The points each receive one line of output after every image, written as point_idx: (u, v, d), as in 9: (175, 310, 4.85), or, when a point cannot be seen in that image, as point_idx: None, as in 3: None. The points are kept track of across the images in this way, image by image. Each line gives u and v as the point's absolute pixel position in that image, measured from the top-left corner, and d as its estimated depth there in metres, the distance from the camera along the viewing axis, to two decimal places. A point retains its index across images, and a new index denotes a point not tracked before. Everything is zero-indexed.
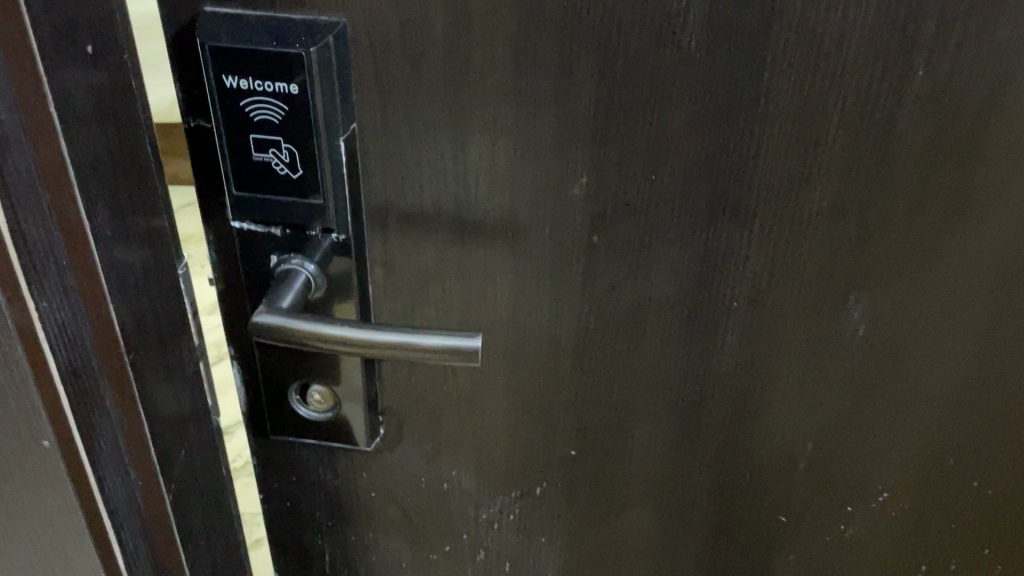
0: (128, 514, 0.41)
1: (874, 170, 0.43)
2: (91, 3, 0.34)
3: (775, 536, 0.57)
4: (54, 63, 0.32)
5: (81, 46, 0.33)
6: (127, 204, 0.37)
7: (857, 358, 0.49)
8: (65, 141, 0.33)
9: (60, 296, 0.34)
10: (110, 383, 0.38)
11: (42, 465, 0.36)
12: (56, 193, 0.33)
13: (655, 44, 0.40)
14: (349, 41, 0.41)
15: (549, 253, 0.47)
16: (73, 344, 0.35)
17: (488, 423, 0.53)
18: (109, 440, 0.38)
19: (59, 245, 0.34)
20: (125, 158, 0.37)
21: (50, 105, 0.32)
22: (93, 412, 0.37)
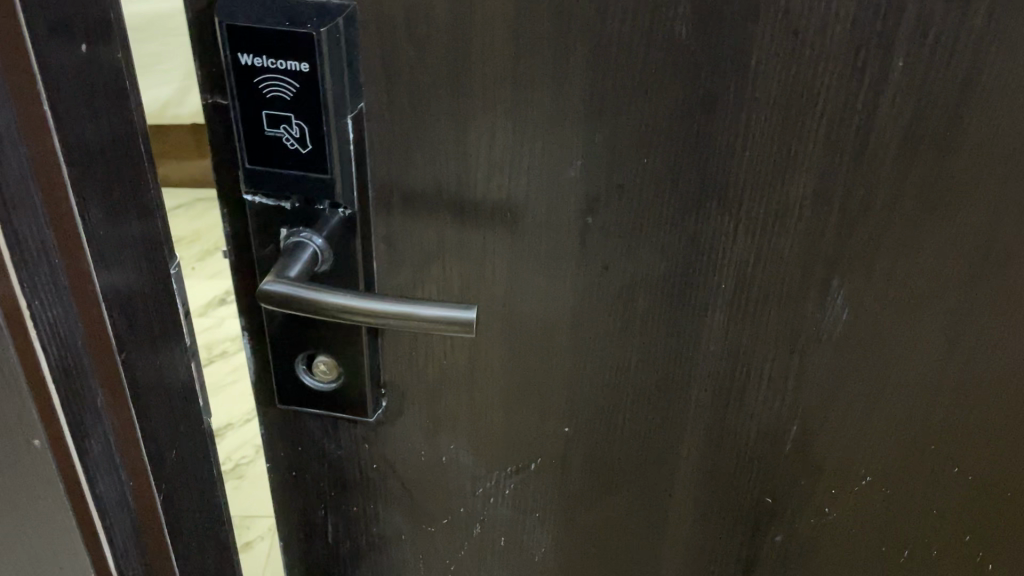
0: (113, 501, 0.43)
1: (855, 160, 0.45)
2: (85, 10, 0.36)
3: (760, 516, 0.59)
4: (47, 61, 0.34)
5: (76, 45, 0.36)
6: (117, 198, 0.40)
7: (839, 343, 0.51)
8: (57, 137, 0.35)
9: (52, 294, 0.37)
10: (101, 382, 0.40)
11: (34, 464, 0.39)
12: (48, 186, 0.36)
13: (646, 33, 0.42)
14: (358, 23, 0.43)
15: (543, 236, 0.49)
16: (64, 344, 0.38)
17: (485, 398, 0.56)
18: (98, 432, 0.41)
19: (50, 246, 0.36)
20: (116, 155, 0.40)
21: (43, 105, 0.35)
22: (83, 410, 0.40)
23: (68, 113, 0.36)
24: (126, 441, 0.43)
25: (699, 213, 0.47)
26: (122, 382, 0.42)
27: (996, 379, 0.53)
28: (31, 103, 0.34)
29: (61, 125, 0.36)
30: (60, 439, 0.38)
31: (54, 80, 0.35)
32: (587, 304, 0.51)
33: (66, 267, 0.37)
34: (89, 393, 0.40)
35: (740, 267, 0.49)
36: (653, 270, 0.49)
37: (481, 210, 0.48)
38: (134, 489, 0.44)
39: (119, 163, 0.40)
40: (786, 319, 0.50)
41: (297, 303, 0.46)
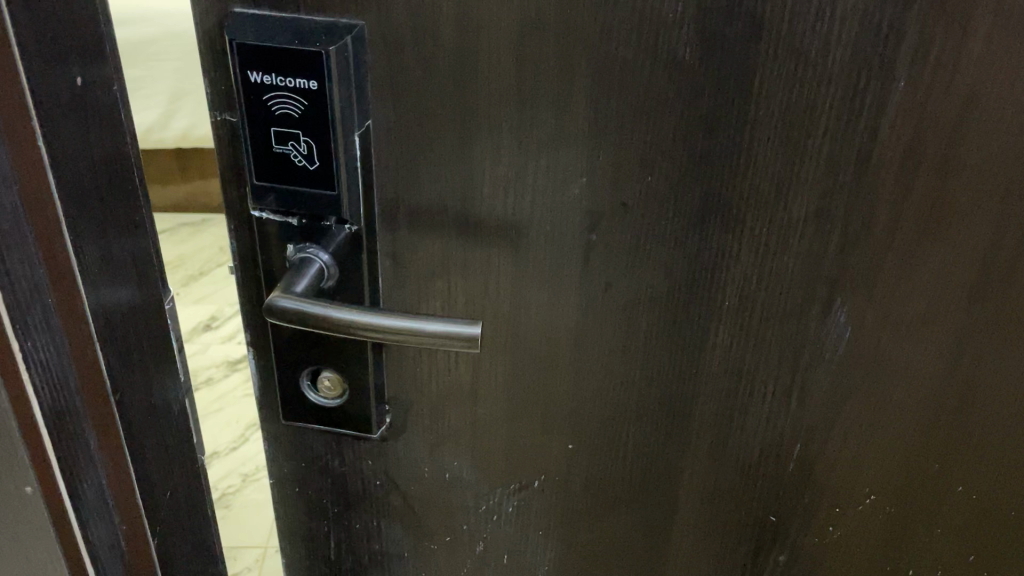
0: (109, 560, 0.39)
1: (857, 178, 0.45)
2: (84, 35, 0.34)
3: (763, 535, 0.59)
4: (45, 94, 0.32)
5: (71, 78, 0.33)
6: (114, 238, 0.37)
7: (840, 361, 0.51)
8: (52, 173, 0.33)
9: (45, 336, 0.34)
10: (93, 427, 0.37)
11: (24, 511, 0.35)
12: (41, 223, 0.33)
13: (650, 52, 0.42)
14: (366, 42, 0.44)
15: (547, 253, 0.49)
16: (54, 388, 0.35)
17: (488, 414, 0.56)
18: (93, 487, 0.37)
19: (43, 285, 0.33)
20: (114, 192, 0.37)
21: (38, 138, 0.32)
22: (76, 457, 0.36)
23: (72, 142, 0.34)
24: (123, 493, 0.40)
25: (702, 230, 0.47)
26: (119, 429, 0.39)
27: (998, 400, 0.53)
28: (23, 137, 0.31)
29: (56, 161, 0.33)
30: (54, 492, 0.35)
31: (55, 112, 0.32)
32: (591, 320, 0.51)
33: (60, 307, 0.34)
34: (83, 442, 0.37)
35: (741, 285, 0.49)
36: (655, 286, 0.50)
37: (486, 226, 0.49)
38: (132, 545, 0.41)
39: (120, 201, 0.37)
40: (787, 337, 0.51)
41: (304, 318, 0.46)
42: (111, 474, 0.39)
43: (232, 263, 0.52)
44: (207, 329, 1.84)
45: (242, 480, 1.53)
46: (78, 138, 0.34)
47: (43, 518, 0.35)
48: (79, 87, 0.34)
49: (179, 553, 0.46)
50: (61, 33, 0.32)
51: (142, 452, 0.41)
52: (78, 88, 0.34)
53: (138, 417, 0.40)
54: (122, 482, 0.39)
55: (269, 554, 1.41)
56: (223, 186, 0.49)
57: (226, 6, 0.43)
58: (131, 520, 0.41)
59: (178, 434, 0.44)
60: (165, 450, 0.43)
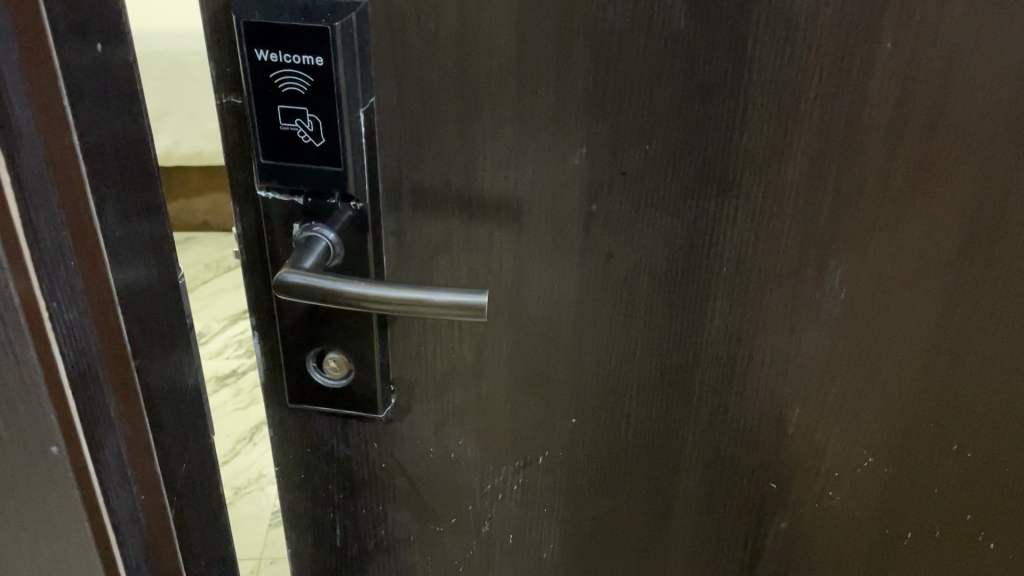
0: (129, 530, 0.40)
1: (846, 141, 0.47)
2: (106, 5, 0.35)
3: (765, 501, 0.61)
4: (70, 57, 0.33)
5: (92, 44, 0.34)
6: (133, 206, 0.38)
7: (836, 323, 0.53)
8: (76, 136, 0.33)
9: (69, 298, 0.34)
10: (113, 394, 0.37)
11: (50, 474, 0.35)
12: (66, 187, 0.33)
13: (646, 22, 0.44)
14: (369, 19, 0.45)
15: (548, 226, 0.50)
16: (78, 351, 0.35)
17: (493, 391, 0.57)
18: (114, 453, 0.38)
19: (67, 248, 0.34)
20: (132, 162, 0.37)
21: (64, 99, 0.33)
22: (98, 422, 0.37)
23: (94, 108, 0.34)
24: (141, 463, 0.40)
25: (700, 198, 0.49)
26: (136, 395, 0.39)
27: (987, 358, 0.55)
28: (51, 98, 0.32)
29: (80, 124, 0.34)
30: (80, 453, 0.36)
31: (78, 76, 0.33)
32: (593, 293, 0.52)
33: (83, 271, 0.35)
34: (104, 408, 0.37)
35: (738, 251, 0.50)
36: (654, 255, 0.51)
37: (489, 202, 0.50)
38: (150, 517, 0.41)
39: (137, 170, 0.38)
40: (784, 301, 0.52)
41: (313, 292, 0.47)
42: (131, 443, 0.39)
43: (237, 246, 0.53)
44: None
45: (235, 493, 1.52)
46: (99, 105, 0.35)
47: (69, 481, 0.36)
48: (100, 55, 0.35)
49: (194, 528, 0.46)
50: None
51: (159, 422, 0.41)
52: (97, 57, 0.34)
53: (155, 387, 0.41)
54: (142, 451, 0.40)
55: (263, 567, 1.39)
56: (228, 168, 0.50)
57: None
58: (150, 492, 0.41)
59: (193, 409, 0.45)
60: (180, 423, 0.44)
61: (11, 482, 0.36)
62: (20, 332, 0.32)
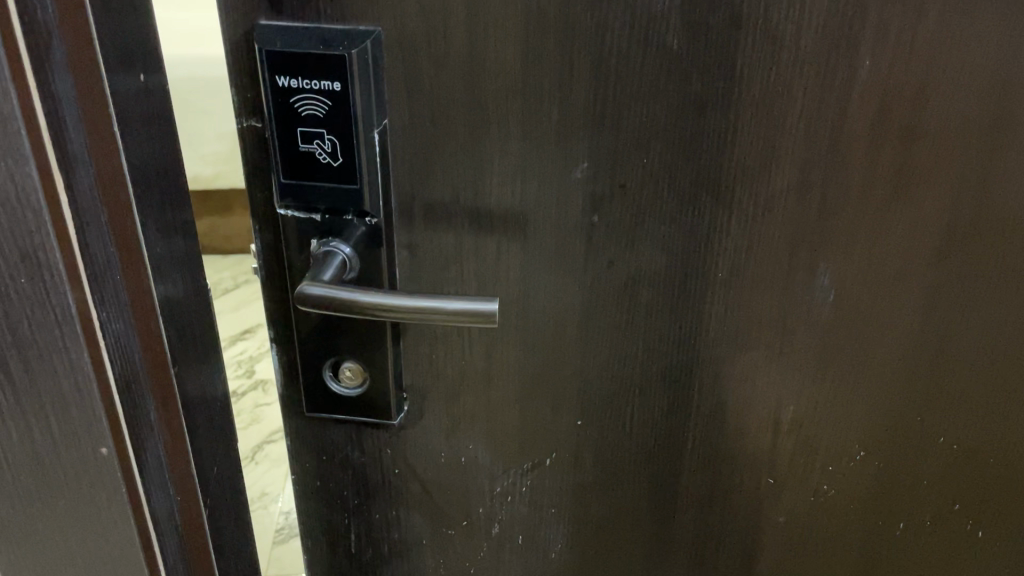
0: (168, 528, 0.42)
1: (831, 151, 0.50)
2: (148, 37, 0.38)
3: (763, 496, 0.63)
4: (118, 87, 0.35)
5: (136, 74, 0.37)
6: (171, 224, 0.40)
7: (826, 323, 0.56)
8: (124, 159, 0.36)
9: (116, 309, 0.37)
10: (155, 400, 0.40)
11: (99, 474, 0.38)
12: (116, 206, 0.36)
13: (642, 44, 0.47)
14: (383, 46, 0.48)
15: (552, 237, 0.53)
16: (124, 358, 0.38)
17: (501, 396, 0.59)
18: (155, 455, 0.41)
19: (115, 262, 0.36)
20: (170, 183, 0.40)
21: (115, 126, 0.36)
22: (141, 425, 0.39)
23: (138, 133, 0.37)
24: (178, 465, 0.43)
25: (695, 207, 0.52)
26: (175, 400, 0.42)
27: (969, 353, 0.58)
28: (102, 125, 0.35)
29: (127, 148, 0.36)
30: (126, 454, 0.38)
31: (125, 104, 0.36)
32: (595, 299, 0.55)
33: (128, 284, 0.37)
34: (146, 413, 0.40)
35: (731, 257, 0.54)
36: (653, 262, 0.54)
37: (496, 215, 0.53)
38: (186, 517, 0.44)
39: (174, 191, 0.41)
40: (777, 303, 0.55)
41: (333, 304, 0.50)
42: (170, 445, 0.42)
43: (256, 263, 0.56)
44: None
45: None
46: (142, 129, 0.38)
47: (116, 481, 0.38)
48: (143, 84, 0.37)
49: (224, 529, 0.49)
50: (130, 33, 0.36)
51: (194, 427, 0.44)
52: (141, 85, 0.37)
53: (191, 394, 0.43)
54: (180, 453, 0.43)
55: None
56: (249, 188, 0.53)
57: (254, 19, 0.47)
58: (186, 493, 0.44)
59: (221, 415, 0.47)
60: (212, 429, 0.46)
61: (62, 483, 0.39)
62: (76, 339, 0.35)
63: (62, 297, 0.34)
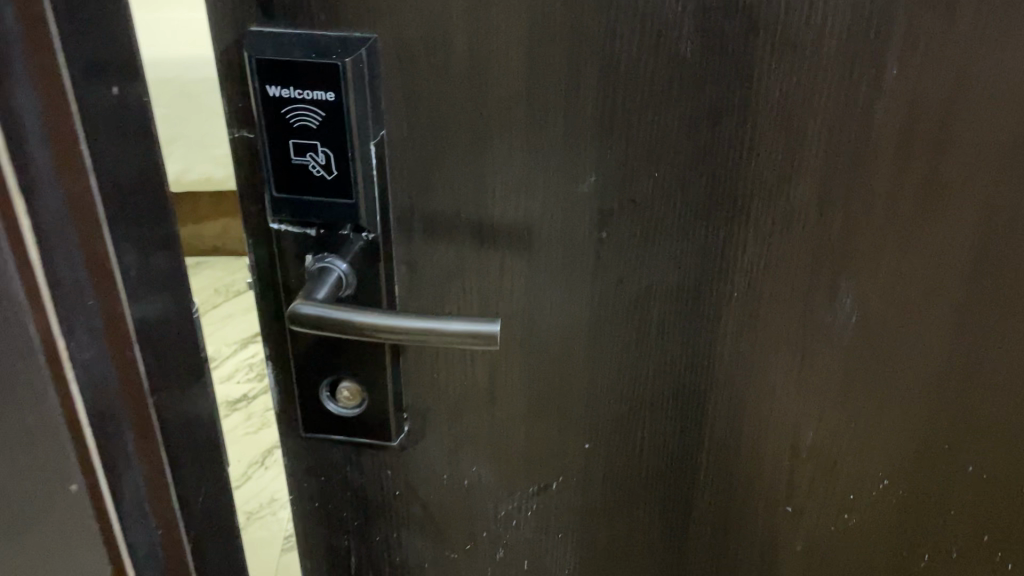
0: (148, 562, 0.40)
1: (853, 164, 0.47)
2: (122, 46, 0.34)
3: (780, 523, 0.61)
4: (86, 101, 0.33)
5: (109, 87, 0.34)
6: (151, 244, 0.38)
7: (848, 345, 0.53)
8: (92, 177, 0.34)
9: (87, 336, 0.35)
10: (132, 429, 0.38)
11: (67, 510, 0.36)
12: (84, 228, 0.34)
13: (653, 52, 0.44)
14: (379, 54, 0.45)
15: (559, 254, 0.51)
16: (95, 386, 0.36)
17: (505, 417, 0.57)
18: (132, 485, 0.39)
19: (84, 285, 0.35)
20: (153, 202, 0.37)
21: (81, 142, 0.33)
22: (114, 456, 0.38)
23: (111, 149, 0.35)
24: (158, 498, 0.40)
25: (709, 223, 0.49)
26: (154, 431, 0.39)
27: (1000, 376, 0.55)
28: (65, 141, 0.32)
29: (97, 166, 0.34)
30: (96, 486, 0.37)
31: (93, 119, 0.33)
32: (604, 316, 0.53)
33: (101, 309, 0.35)
34: (121, 444, 0.38)
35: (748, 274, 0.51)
36: (666, 279, 0.51)
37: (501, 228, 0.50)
38: (167, 550, 0.42)
39: (158, 211, 0.38)
40: (797, 322, 0.52)
41: (325, 324, 0.48)
42: (149, 478, 0.40)
43: (251, 278, 0.53)
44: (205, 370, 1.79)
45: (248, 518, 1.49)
46: (117, 145, 0.35)
47: (87, 513, 0.37)
48: (117, 97, 0.35)
49: (212, 559, 0.47)
50: (101, 40, 0.33)
51: (178, 455, 0.42)
52: (115, 97, 0.34)
53: (175, 422, 0.41)
54: (160, 486, 0.40)
55: None
56: (242, 202, 0.50)
57: (244, 24, 0.45)
58: (167, 526, 0.41)
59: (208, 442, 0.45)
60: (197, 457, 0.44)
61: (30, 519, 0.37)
62: (38, 367, 0.33)
63: (21, 323, 0.33)
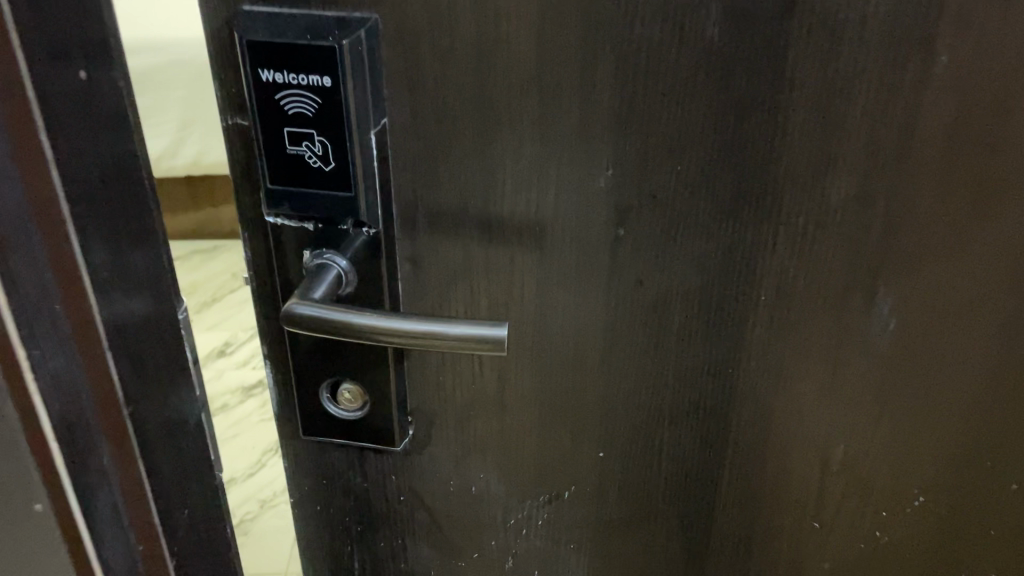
0: None
1: (895, 160, 0.43)
2: (89, 23, 0.31)
3: (806, 538, 0.57)
4: (49, 89, 0.31)
5: (74, 70, 0.31)
6: (126, 244, 0.35)
7: (884, 353, 0.49)
8: (58, 175, 0.32)
9: (53, 344, 0.33)
10: (108, 442, 0.36)
11: (32, 529, 0.34)
12: (48, 228, 0.32)
13: (677, 36, 0.41)
14: (379, 36, 0.42)
15: (573, 253, 0.47)
16: (64, 398, 0.33)
17: (515, 423, 0.54)
18: (109, 503, 0.36)
19: (50, 290, 0.32)
20: (128, 197, 0.34)
21: (43, 136, 0.31)
22: (88, 472, 0.35)
23: (77, 139, 0.32)
24: (138, 514, 0.38)
25: (736, 221, 0.45)
26: (131, 442, 0.37)
27: None
28: (24, 135, 0.30)
29: (63, 162, 0.32)
30: (66, 506, 0.34)
31: (57, 109, 0.31)
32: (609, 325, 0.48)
33: (68, 314, 0.33)
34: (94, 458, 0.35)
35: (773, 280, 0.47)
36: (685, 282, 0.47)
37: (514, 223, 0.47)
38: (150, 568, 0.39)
39: (136, 208, 0.35)
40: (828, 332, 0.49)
41: (320, 327, 0.45)
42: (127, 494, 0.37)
43: (247, 273, 0.51)
44: (220, 355, 1.77)
45: (261, 507, 1.47)
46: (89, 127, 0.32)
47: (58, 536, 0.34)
48: (84, 81, 0.32)
49: None
50: (63, 19, 0.30)
51: (161, 467, 0.39)
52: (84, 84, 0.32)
53: (157, 432, 0.39)
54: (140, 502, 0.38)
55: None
56: (236, 193, 0.47)
57: (235, 4, 0.42)
58: (150, 543, 0.39)
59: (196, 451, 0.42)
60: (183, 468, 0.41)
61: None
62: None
63: None
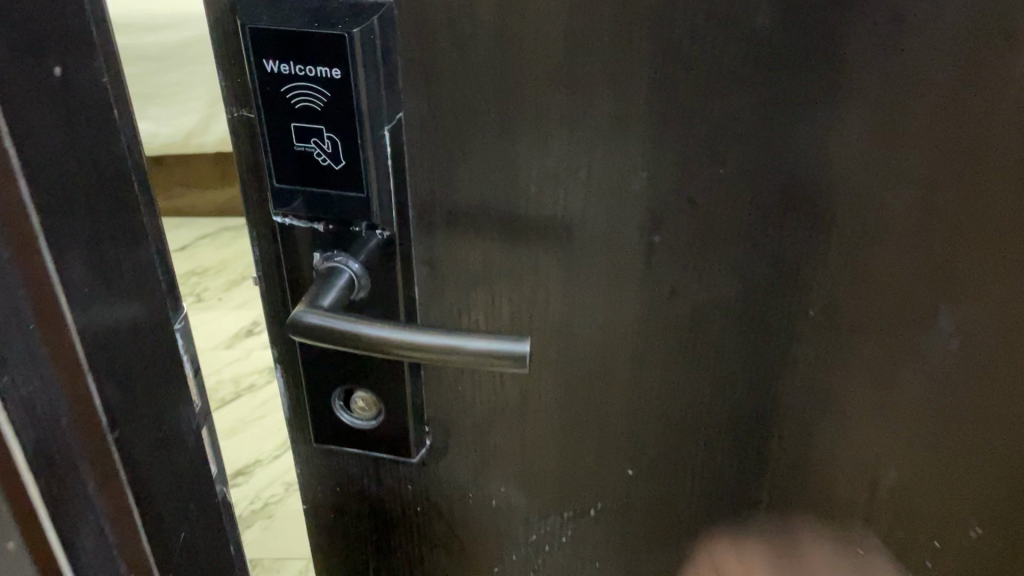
0: None
1: (965, 161, 0.39)
2: (68, 15, 0.29)
3: (849, 565, 0.53)
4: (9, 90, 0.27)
5: (47, 67, 0.29)
6: (111, 251, 0.32)
7: (944, 374, 0.45)
8: (24, 182, 0.28)
9: (25, 367, 0.30)
10: (91, 468, 0.33)
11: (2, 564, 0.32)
12: (15, 242, 0.28)
13: (722, 25, 0.37)
14: (394, 23, 0.38)
15: (603, 259, 0.44)
16: (42, 428, 0.31)
17: (538, 436, 0.50)
18: (90, 533, 0.34)
19: (20, 309, 0.29)
20: (111, 202, 0.32)
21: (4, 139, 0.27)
22: (68, 501, 0.33)
23: (52, 144, 0.29)
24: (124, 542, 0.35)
25: (784, 229, 0.42)
26: (116, 464, 0.34)
27: None
28: None
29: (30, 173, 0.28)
30: (41, 539, 0.32)
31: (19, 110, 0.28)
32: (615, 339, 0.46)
33: (43, 336, 0.30)
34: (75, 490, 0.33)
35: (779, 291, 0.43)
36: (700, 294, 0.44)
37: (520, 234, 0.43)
38: None
39: (117, 211, 0.33)
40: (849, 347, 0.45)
41: (325, 336, 0.42)
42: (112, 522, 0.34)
43: (255, 273, 0.48)
44: (249, 334, 1.75)
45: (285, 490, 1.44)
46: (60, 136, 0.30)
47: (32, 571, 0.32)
48: (59, 79, 0.29)
49: None
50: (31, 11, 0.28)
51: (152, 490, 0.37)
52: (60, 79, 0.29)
53: (146, 453, 0.36)
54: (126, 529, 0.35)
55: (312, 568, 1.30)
56: (243, 190, 0.44)
57: None
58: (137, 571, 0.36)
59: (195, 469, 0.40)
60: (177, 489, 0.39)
61: None
62: None
63: None
